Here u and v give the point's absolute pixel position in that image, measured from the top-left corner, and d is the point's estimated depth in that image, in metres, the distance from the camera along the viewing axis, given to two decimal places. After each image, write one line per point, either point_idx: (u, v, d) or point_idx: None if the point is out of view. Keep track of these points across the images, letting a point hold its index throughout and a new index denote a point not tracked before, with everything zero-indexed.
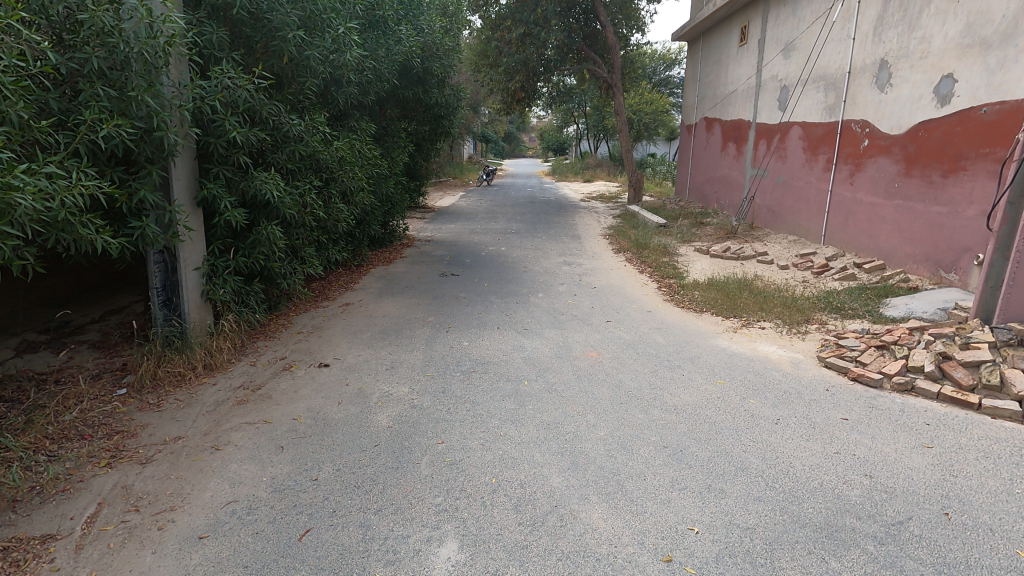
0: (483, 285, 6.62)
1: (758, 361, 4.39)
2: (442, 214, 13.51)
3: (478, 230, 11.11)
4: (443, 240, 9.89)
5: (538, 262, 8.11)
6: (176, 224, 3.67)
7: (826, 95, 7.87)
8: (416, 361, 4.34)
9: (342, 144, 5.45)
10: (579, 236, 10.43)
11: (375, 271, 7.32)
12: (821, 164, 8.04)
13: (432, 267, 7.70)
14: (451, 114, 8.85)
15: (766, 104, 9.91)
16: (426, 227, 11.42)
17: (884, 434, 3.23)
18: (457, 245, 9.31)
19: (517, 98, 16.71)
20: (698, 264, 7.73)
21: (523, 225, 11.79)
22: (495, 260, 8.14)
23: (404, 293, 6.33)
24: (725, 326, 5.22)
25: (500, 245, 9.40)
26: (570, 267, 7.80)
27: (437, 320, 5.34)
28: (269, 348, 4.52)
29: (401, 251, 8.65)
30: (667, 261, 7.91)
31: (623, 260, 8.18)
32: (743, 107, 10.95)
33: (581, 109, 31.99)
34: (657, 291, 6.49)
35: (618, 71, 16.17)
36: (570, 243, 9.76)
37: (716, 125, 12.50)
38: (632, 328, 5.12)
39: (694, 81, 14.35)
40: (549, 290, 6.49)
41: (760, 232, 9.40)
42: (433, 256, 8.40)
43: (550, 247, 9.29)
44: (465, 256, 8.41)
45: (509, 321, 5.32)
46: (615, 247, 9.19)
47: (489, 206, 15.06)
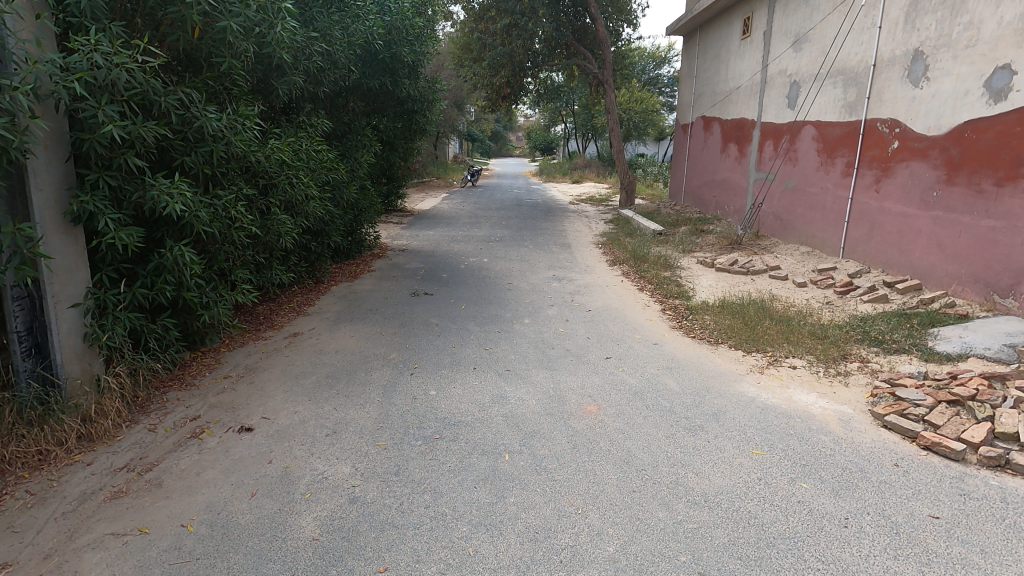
0: (459, 309, 5.67)
1: (798, 417, 3.50)
2: (422, 219, 12.55)
3: (459, 237, 10.17)
4: (419, 250, 8.93)
5: (524, 277, 7.19)
6: (29, 251, 2.69)
7: (846, 91, 7.05)
8: (366, 422, 3.39)
9: (284, 143, 4.49)
10: (570, 245, 9.54)
11: (336, 290, 6.35)
12: (839, 169, 7.22)
13: (403, 283, 6.75)
14: (426, 109, 7.90)
15: (773, 102, 9.09)
16: (402, 234, 10.46)
17: (997, 547, 2.35)
18: (434, 257, 8.35)
19: (503, 95, 15.81)
20: (704, 281, 6.87)
21: (508, 232, 10.87)
22: (476, 276, 7.19)
23: (366, 319, 5.37)
24: (748, 366, 4.32)
25: (483, 256, 8.47)
26: (561, 283, 6.90)
27: (400, 358, 4.40)
28: (181, 404, 3.55)
29: (370, 264, 7.69)
30: (669, 276, 7.04)
31: (620, 275, 7.30)
32: (746, 104, 10.12)
33: (569, 109, 31.16)
34: (662, 316, 5.61)
35: (610, 67, 15.31)
36: (560, 253, 8.86)
37: (715, 124, 11.69)
38: (638, 369, 4.21)
39: (690, 78, 13.53)
40: (537, 314, 5.57)
41: (767, 242, 8.57)
42: (406, 270, 7.43)
43: (538, 259, 8.39)
44: (443, 270, 7.46)
45: (489, 359, 4.39)
46: (610, 259, 8.30)
47: (473, 210, 14.13)
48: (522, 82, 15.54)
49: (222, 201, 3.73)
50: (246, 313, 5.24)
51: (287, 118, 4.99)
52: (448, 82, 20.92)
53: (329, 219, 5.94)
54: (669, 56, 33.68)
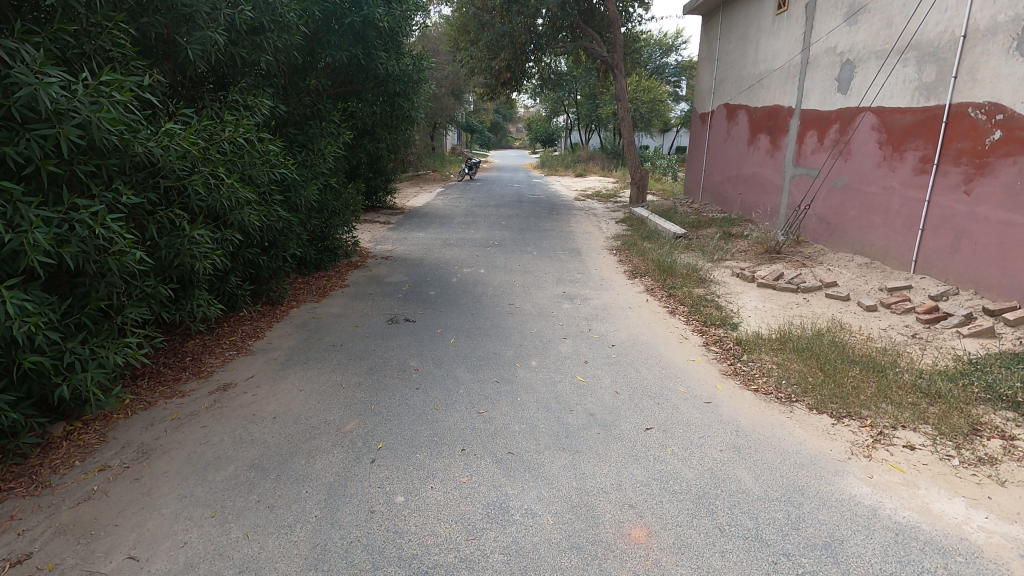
0: (447, 345, 4.44)
1: (956, 554, 2.27)
2: (413, 218, 11.30)
3: (452, 241, 8.92)
4: (405, 257, 7.69)
5: (528, 295, 5.95)
6: None
7: (921, 70, 5.79)
8: (288, 567, 2.15)
9: (199, 128, 3.25)
10: (580, 252, 8.31)
11: (296, 316, 5.09)
12: (910, 165, 5.96)
13: (380, 305, 5.51)
14: (411, 91, 6.63)
15: (818, 86, 7.82)
16: (388, 237, 9.22)
17: None
18: (422, 267, 7.11)
19: (503, 82, 14.52)
20: (749, 303, 5.65)
21: (509, 235, 9.62)
22: (470, 294, 5.94)
23: (324, 362, 4.12)
24: (845, 447, 3.08)
25: (479, 266, 7.23)
26: (572, 304, 5.66)
27: (360, 431, 3.16)
28: (10, 531, 2.31)
29: (344, 278, 6.43)
30: (704, 296, 5.81)
31: (644, 293, 6.08)
32: (782, 89, 8.84)
33: (572, 99, 29.79)
34: (707, 355, 4.38)
35: (620, 52, 13.99)
36: (569, 262, 7.62)
37: (741, 113, 10.42)
38: (693, 452, 2.97)
39: (710, 62, 12.23)
40: (545, 353, 4.32)
41: (812, 251, 7.33)
42: (386, 286, 6.18)
43: (544, 270, 7.15)
44: (429, 286, 6.20)
45: (483, 433, 3.15)
46: (628, 270, 7.07)
47: (470, 208, 12.87)
48: (524, 67, 14.24)
49: (84, 215, 2.49)
50: (168, 355, 4.01)
51: (209, 94, 3.75)
52: (443, 70, 19.58)
53: (281, 228, 4.69)
54: (677, 44, 32.29)
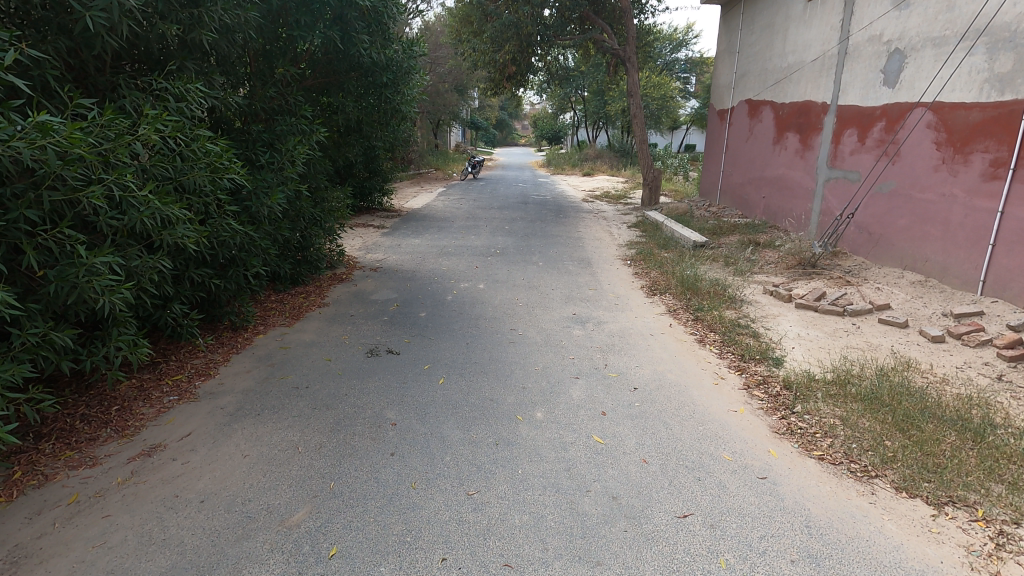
0: (434, 388, 3.69)
1: None
2: (410, 222, 10.53)
3: (451, 249, 8.15)
4: (397, 269, 6.93)
5: (533, 318, 5.18)
6: None
7: (992, 60, 4.99)
8: None
9: (104, 125, 2.52)
10: (591, 262, 7.52)
11: (259, 348, 4.33)
12: (978, 169, 5.14)
13: (361, 330, 4.76)
14: (402, 83, 5.87)
15: (858, 79, 7.00)
16: (381, 244, 8.45)
17: None
18: (414, 281, 6.35)
19: (508, 76, 13.70)
20: (790, 330, 4.86)
21: (513, 242, 8.85)
22: (465, 315, 5.18)
23: (281, 413, 3.34)
24: (958, 556, 2.28)
25: (479, 279, 6.47)
26: (584, 331, 4.87)
27: (309, 526, 2.39)
28: None
29: (323, 296, 5.68)
30: (736, 321, 5.03)
31: (666, 316, 5.31)
32: (814, 82, 8.02)
33: (579, 95, 28.92)
34: (750, 403, 3.59)
35: (633, 44, 13.15)
36: (579, 275, 6.85)
37: (765, 109, 9.60)
38: (755, 565, 2.19)
39: (729, 54, 11.39)
40: (552, 400, 3.54)
41: (852, 265, 6.51)
42: (370, 305, 5.42)
43: (551, 284, 6.37)
44: (419, 305, 5.44)
45: (472, 529, 2.38)
46: (646, 286, 6.30)
47: (471, 210, 12.09)
48: (530, 60, 13.43)
49: None
50: (89, 403, 3.26)
51: (132, 81, 3.02)
52: (446, 64, 18.77)
53: (237, 244, 3.93)
54: (688, 39, 31.37)
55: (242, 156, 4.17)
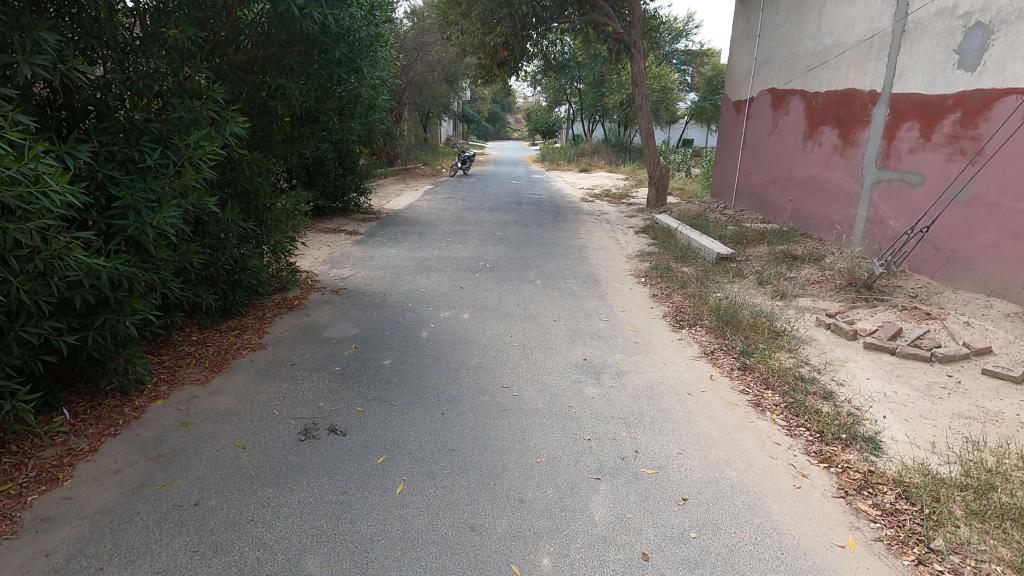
0: (387, 506, 2.46)
1: None
2: (388, 226, 9.29)
3: (432, 262, 6.93)
4: (363, 290, 5.71)
5: (531, 365, 3.97)
6: None
7: None
8: None
9: None
10: (598, 280, 6.34)
11: (149, 426, 3.08)
12: None
13: (302, 390, 3.53)
14: (368, 62, 4.61)
15: (921, 62, 5.82)
16: (352, 255, 7.23)
17: None
18: (382, 308, 5.12)
19: (500, 62, 12.45)
20: (871, 387, 3.68)
21: (506, 252, 7.65)
22: (443, 364, 3.96)
23: (138, 567, 2.10)
24: None
25: (463, 305, 5.26)
26: (599, 388, 3.66)
27: None
28: None
29: (262, 335, 4.42)
30: (797, 372, 3.85)
31: (701, 362, 4.13)
32: (859, 67, 6.84)
33: (575, 87, 27.68)
34: (859, 530, 2.40)
35: (639, 28, 11.92)
36: (584, 298, 5.66)
37: (795, 101, 8.42)
38: None
39: (748, 39, 10.20)
40: (564, 531, 2.33)
41: (920, 288, 5.34)
42: (320, 349, 4.18)
43: (551, 312, 5.18)
44: (382, 348, 4.20)
45: None
46: (668, 315, 5.12)
47: (459, 212, 10.86)
48: (524, 45, 12.19)
49: None
50: None
51: None
52: (433, 51, 17.50)
53: (100, 284, 2.68)
54: (688, 29, 30.18)
55: (117, 154, 2.91)
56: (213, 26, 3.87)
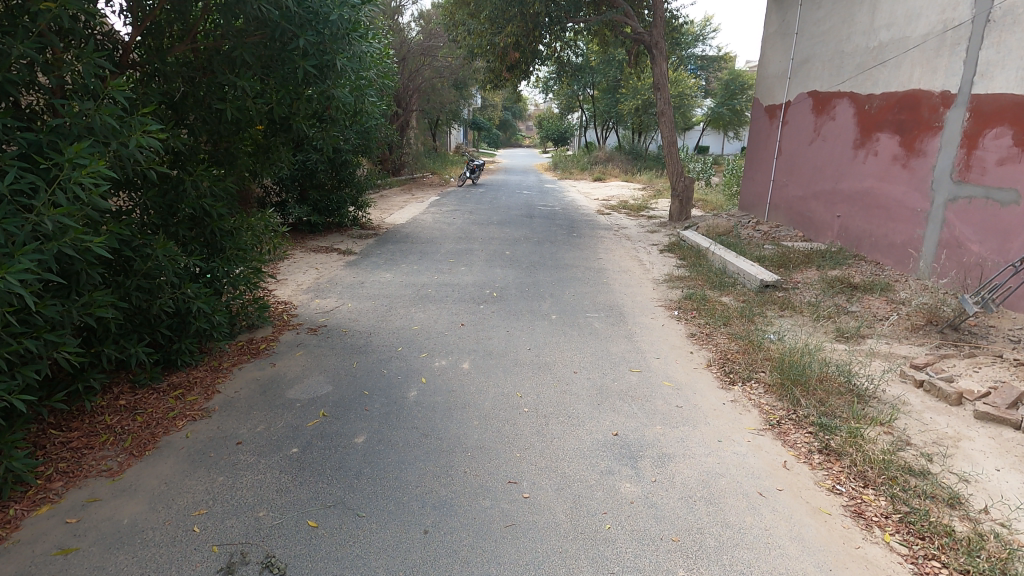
0: None
1: None
2: (387, 244, 8.45)
3: (430, 289, 6.07)
4: (346, 329, 4.83)
5: (545, 445, 3.06)
6: None
7: None
8: None
9: None
10: (623, 313, 5.43)
11: (13, 556, 2.20)
12: None
13: (241, 488, 2.64)
14: (348, 58, 3.75)
15: (1012, 56, 4.85)
16: (340, 281, 6.38)
17: None
18: (365, 356, 4.24)
19: (509, 65, 11.63)
20: (1007, 486, 2.72)
21: (515, 276, 6.77)
22: (432, 444, 3.05)
23: None
24: None
25: (462, 349, 4.37)
26: (639, 485, 2.73)
27: None
28: None
29: (209, 397, 3.53)
30: (900, 459, 2.89)
31: (766, 439, 3.19)
32: (928, 64, 5.87)
33: (587, 92, 26.87)
34: None
35: (661, 27, 11.04)
36: (608, 339, 4.75)
37: (843, 105, 7.45)
38: None
39: (782, 37, 9.25)
40: None
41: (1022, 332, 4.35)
42: (278, 419, 3.28)
43: (570, 359, 4.26)
44: (357, 418, 3.30)
45: None
46: (712, 366, 4.19)
47: (465, 227, 10.01)
48: (536, 47, 11.36)
49: None
50: None
51: None
52: (440, 55, 16.76)
53: None
54: (705, 33, 29.24)
55: None
56: (143, 9, 3.04)
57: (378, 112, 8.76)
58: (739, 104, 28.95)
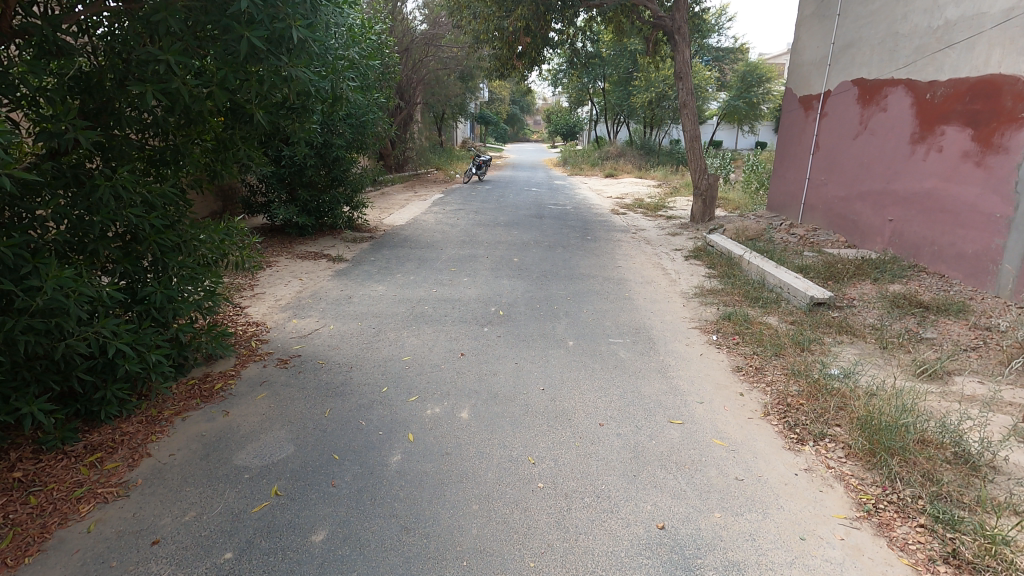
0: None
1: None
2: (382, 249, 7.66)
3: (427, 306, 5.27)
4: (323, 360, 4.04)
5: (570, 548, 2.25)
6: None
7: None
8: None
9: None
10: (651, 338, 4.62)
11: None
12: None
13: None
14: (321, 29, 2.96)
15: None
16: (325, 295, 5.61)
17: None
18: (342, 400, 3.45)
19: (518, 53, 10.79)
20: None
21: (524, 288, 5.96)
22: (415, 546, 2.25)
23: None
24: None
25: (461, 390, 3.58)
26: None
27: None
28: None
29: (135, 463, 2.76)
30: None
31: (864, 534, 2.38)
32: (1011, 44, 5.02)
33: (598, 85, 25.91)
34: None
35: (684, 10, 10.14)
36: (637, 374, 3.94)
37: (898, 95, 6.57)
38: None
39: (820, 19, 8.35)
40: None
41: None
42: (216, 501, 2.49)
43: (593, 406, 3.44)
44: (320, 501, 2.51)
45: None
46: (771, 415, 3.37)
47: (469, 230, 9.20)
48: (547, 33, 10.51)
49: None
50: None
51: None
52: (445, 44, 15.94)
53: None
54: (720, 23, 28.18)
55: None
56: None
57: (373, 104, 7.96)
58: (755, 98, 27.94)
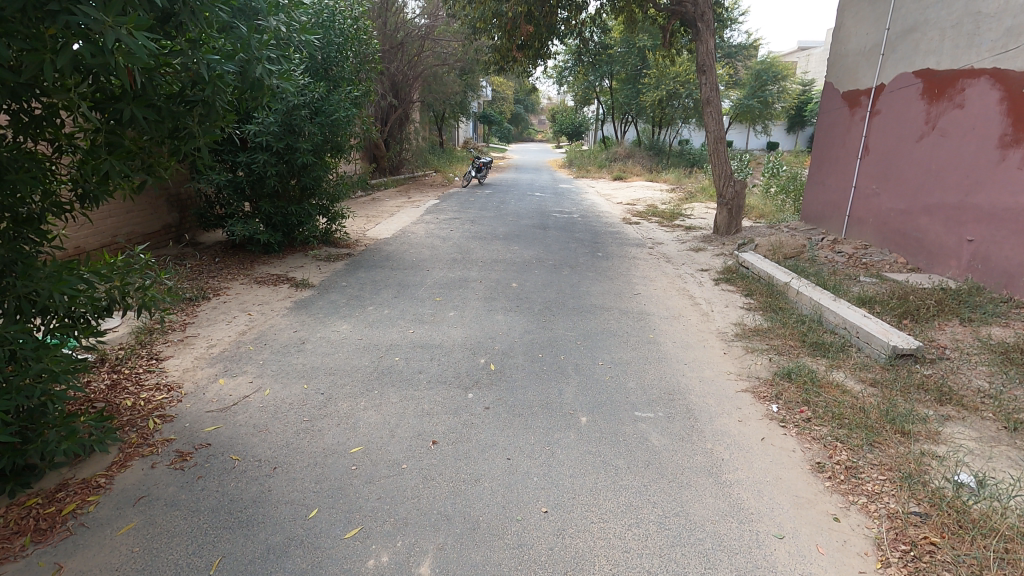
0: None
1: None
2: (358, 270, 6.53)
3: (397, 357, 4.11)
4: (238, 453, 2.89)
5: None
6: None
7: None
8: None
9: None
10: (692, 410, 3.45)
11: None
12: None
13: None
14: None
15: None
16: (274, 338, 4.47)
17: None
18: (242, 539, 2.29)
19: (519, 43, 9.62)
20: None
21: (523, 328, 4.79)
22: None
23: None
24: None
25: (425, 519, 2.41)
26: None
27: None
28: None
29: None
30: None
31: None
32: None
33: (605, 83, 24.69)
34: None
35: None
36: (680, 478, 2.76)
37: (981, 88, 5.39)
38: None
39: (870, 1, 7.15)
40: None
41: None
42: None
43: (621, 551, 2.27)
44: None
45: None
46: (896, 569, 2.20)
47: (462, 244, 8.04)
48: (552, 20, 9.33)
49: None
50: None
51: None
52: (441, 38, 14.78)
53: None
54: (733, 17, 26.89)
55: None
56: None
57: (349, 100, 6.82)
58: (770, 96, 26.60)
